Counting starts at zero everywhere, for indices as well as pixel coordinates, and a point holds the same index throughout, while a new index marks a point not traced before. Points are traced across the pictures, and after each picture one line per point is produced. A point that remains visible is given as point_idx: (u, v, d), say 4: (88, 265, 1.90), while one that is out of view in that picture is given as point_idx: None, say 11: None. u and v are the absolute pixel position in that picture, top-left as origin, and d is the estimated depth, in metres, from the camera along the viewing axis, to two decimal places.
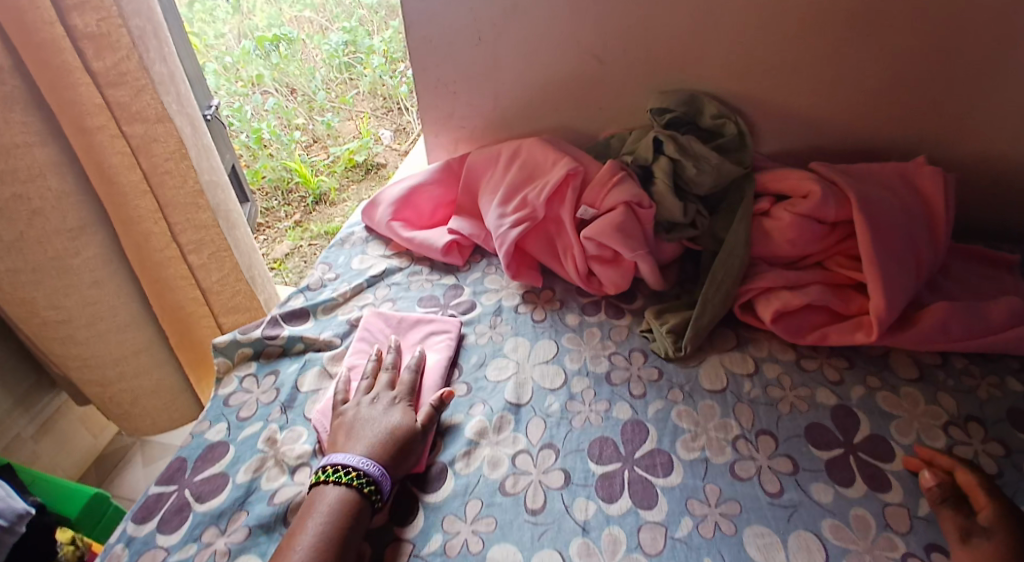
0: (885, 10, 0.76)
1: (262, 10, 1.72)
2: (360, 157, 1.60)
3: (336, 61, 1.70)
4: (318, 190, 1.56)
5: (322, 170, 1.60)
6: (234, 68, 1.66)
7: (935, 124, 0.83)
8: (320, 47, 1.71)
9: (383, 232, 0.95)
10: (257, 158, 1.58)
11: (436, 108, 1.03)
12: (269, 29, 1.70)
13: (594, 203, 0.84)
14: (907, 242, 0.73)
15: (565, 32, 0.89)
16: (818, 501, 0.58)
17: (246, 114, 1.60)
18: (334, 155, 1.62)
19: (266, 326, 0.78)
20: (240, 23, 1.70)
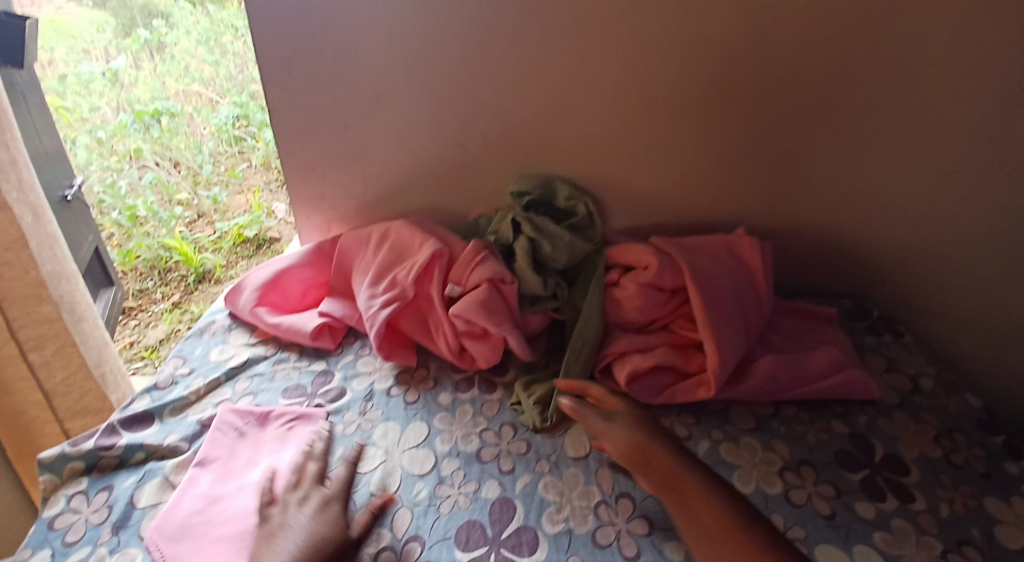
0: (707, 103, 0.87)
1: (144, 81, 1.55)
2: (249, 232, 1.53)
3: (224, 134, 1.61)
4: (201, 267, 1.49)
5: (206, 247, 1.53)
6: (108, 142, 1.54)
7: (760, 198, 0.94)
8: (208, 120, 1.60)
9: (248, 318, 0.92)
10: (130, 236, 1.52)
11: (306, 191, 1.02)
12: (151, 101, 1.55)
13: (460, 280, 0.85)
14: (734, 305, 0.83)
15: (431, 120, 0.93)
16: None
17: (120, 190, 1.54)
18: (219, 231, 1.54)
19: (100, 436, 0.73)
20: (119, 95, 1.55)
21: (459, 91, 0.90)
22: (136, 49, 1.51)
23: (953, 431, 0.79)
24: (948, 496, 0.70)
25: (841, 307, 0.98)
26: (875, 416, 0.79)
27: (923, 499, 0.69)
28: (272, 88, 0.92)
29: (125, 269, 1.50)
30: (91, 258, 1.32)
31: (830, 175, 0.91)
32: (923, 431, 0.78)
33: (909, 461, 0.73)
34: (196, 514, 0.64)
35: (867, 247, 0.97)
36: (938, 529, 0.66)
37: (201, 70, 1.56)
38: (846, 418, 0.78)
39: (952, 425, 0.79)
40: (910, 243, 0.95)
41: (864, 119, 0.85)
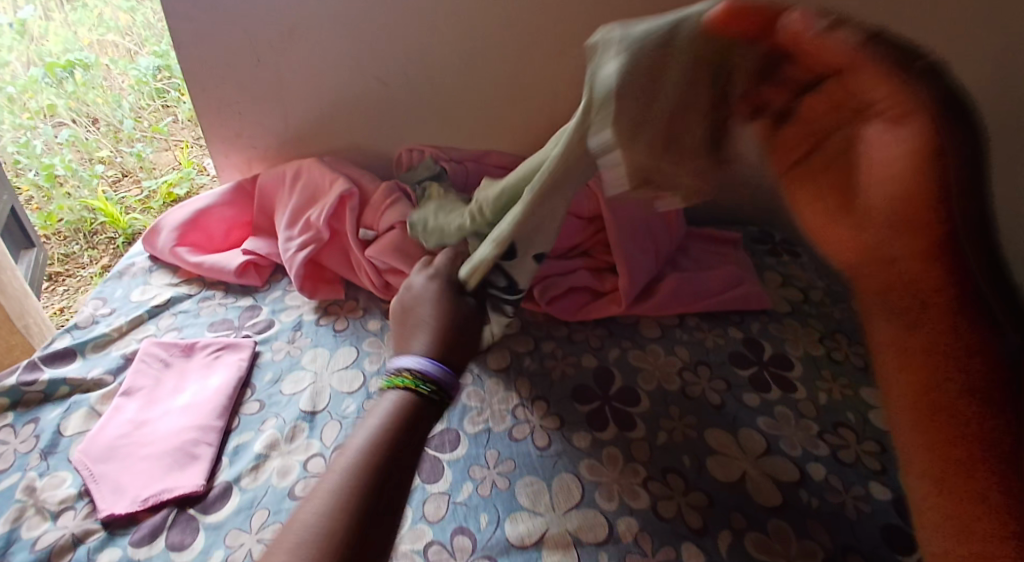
0: None
1: (54, 32, 1.49)
2: (180, 190, 1.42)
3: (144, 87, 1.49)
4: (130, 229, 1.38)
5: (134, 207, 1.41)
6: (19, 99, 1.44)
7: None
8: (126, 71, 1.49)
9: (168, 259, 0.92)
10: (51, 199, 1.39)
11: (223, 128, 1.00)
12: (62, 54, 1.47)
13: (373, 225, 0.88)
14: (647, 231, 0.88)
15: (347, 54, 0.91)
16: (581, 450, 0.67)
17: (34, 149, 1.41)
18: (148, 190, 1.42)
19: (22, 372, 0.74)
20: (30, 49, 1.47)
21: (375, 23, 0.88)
22: None
23: (837, 332, 0.87)
24: (827, 387, 0.78)
25: (746, 233, 1.05)
26: (767, 322, 0.87)
27: (804, 389, 0.78)
28: (177, 21, 0.89)
29: (47, 233, 1.39)
30: (8, 218, 1.23)
31: None
32: (809, 333, 0.86)
33: (795, 359, 0.82)
34: (123, 437, 0.67)
35: None
36: (816, 413, 0.75)
37: (117, 19, 1.50)
38: (742, 325, 0.86)
39: (837, 327, 0.88)
40: None
41: None
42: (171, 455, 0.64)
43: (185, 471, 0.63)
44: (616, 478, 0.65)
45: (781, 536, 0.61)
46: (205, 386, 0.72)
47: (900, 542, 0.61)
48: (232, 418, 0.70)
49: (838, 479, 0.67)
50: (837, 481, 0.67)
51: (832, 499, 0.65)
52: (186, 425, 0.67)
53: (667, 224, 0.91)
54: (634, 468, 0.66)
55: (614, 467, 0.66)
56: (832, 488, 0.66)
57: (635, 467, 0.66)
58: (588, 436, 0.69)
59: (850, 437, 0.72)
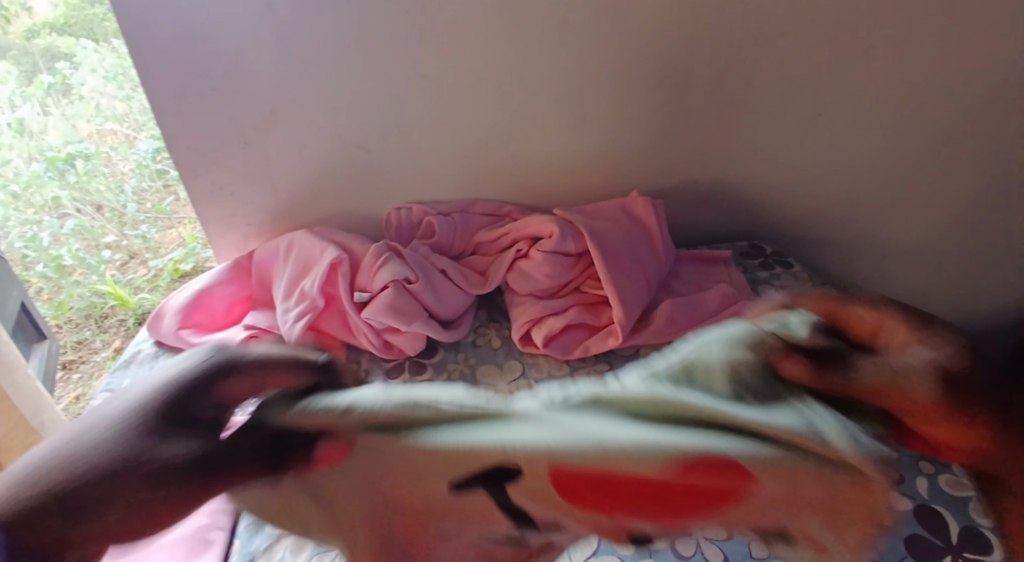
0: (592, 83, 0.92)
1: (55, 127, 1.49)
2: (186, 265, 1.50)
3: (146, 169, 1.55)
4: (139, 309, 1.46)
5: (142, 287, 1.49)
6: (23, 196, 1.48)
7: (651, 166, 1.01)
8: (127, 156, 1.55)
9: (173, 342, 0.93)
10: (61, 288, 1.46)
11: (214, 210, 1.02)
12: (64, 147, 1.50)
13: (367, 286, 0.90)
14: (633, 260, 0.92)
15: (328, 127, 0.94)
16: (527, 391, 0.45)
17: (43, 243, 1.46)
18: (154, 269, 1.51)
19: None
20: (30, 146, 1.48)
21: (353, 98, 0.92)
22: (41, 96, 1.45)
23: None
24: None
25: (736, 250, 1.06)
26: None
27: None
28: (162, 116, 0.92)
29: (58, 322, 1.44)
30: (19, 312, 1.28)
31: (710, 136, 0.98)
32: None
33: None
34: None
35: (755, 189, 1.04)
36: None
37: (114, 108, 1.50)
38: None
39: None
40: (791, 182, 1.02)
41: (735, 77, 0.91)
42: (184, 543, 0.65)
43: None
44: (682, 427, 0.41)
45: None
46: None
47: (921, 549, 0.63)
48: None
49: None
50: None
51: None
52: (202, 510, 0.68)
53: (653, 250, 0.95)
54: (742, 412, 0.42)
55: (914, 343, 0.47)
56: None
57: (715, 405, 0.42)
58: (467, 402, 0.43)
59: None
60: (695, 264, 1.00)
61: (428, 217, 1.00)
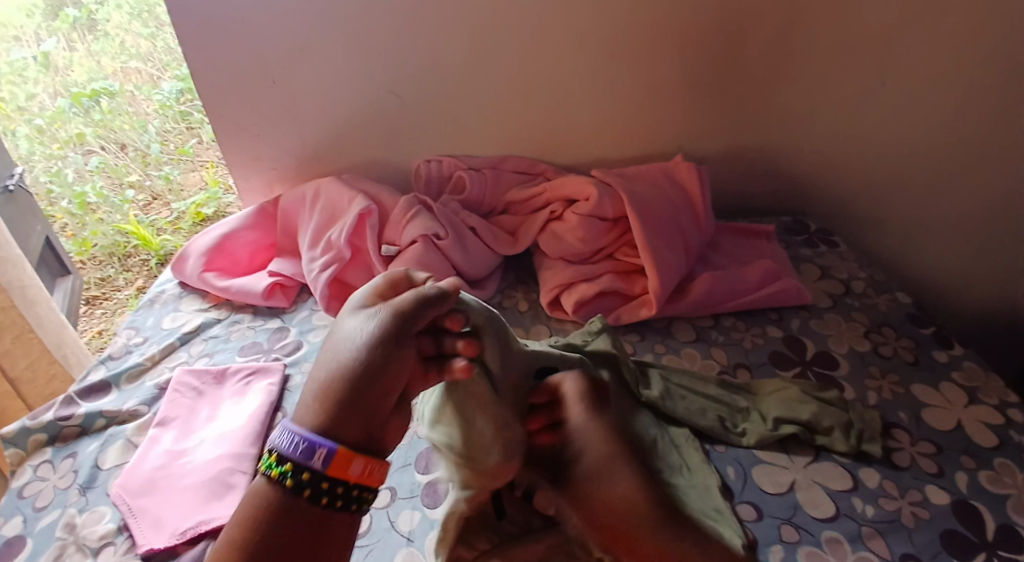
0: (637, 38, 0.87)
1: (80, 64, 1.54)
2: (207, 210, 1.46)
3: (170, 111, 1.55)
4: (162, 250, 1.43)
5: (165, 229, 1.46)
6: (49, 130, 1.49)
7: (694, 130, 0.96)
8: (150, 96, 1.54)
9: (197, 285, 0.92)
10: (84, 225, 1.46)
11: (242, 151, 1.00)
12: (88, 83, 1.52)
13: (395, 240, 0.87)
14: (674, 229, 0.88)
15: (360, 69, 0.91)
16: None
17: (67, 178, 1.47)
18: (177, 212, 1.47)
19: (58, 407, 0.76)
20: (56, 81, 1.52)
21: (386, 39, 0.87)
22: (68, 31, 1.54)
23: (882, 325, 0.84)
24: (876, 385, 0.76)
25: (779, 225, 1.02)
26: (807, 318, 0.85)
27: (851, 388, 0.75)
28: (188, 47, 0.89)
29: (83, 259, 1.45)
30: (43, 247, 1.28)
31: (760, 100, 0.92)
32: (852, 328, 0.83)
33: (838, 356, 0.79)
34: (159, 469, 0.68)
35: (805, 162, 0.99)
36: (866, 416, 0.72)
37: (139, 46, 1.55)
38: (781, 323, 0.84)
39: (880, 321, 0.85)
40: (841, 155, 0.97)
41: (792, 36, 0.86)
42: (202, 488, 0.65)
43: (221, 503, 0.64)
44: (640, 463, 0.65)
45: (836, 549, 0.59)
46: (238, 412, 0.73)
47: (957, 545, 0.59)
48: (264, 443, 0.70)
49: (893, 484, 0.65)
50: (892, 486, 0.65)
51: (888, 508, 0.62)
52: (222, 455, 0.68)
53: (695, 220, 0.91)
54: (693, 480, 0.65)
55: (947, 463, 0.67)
56: (887, 494, 0.64)
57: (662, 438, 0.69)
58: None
59: (905, 439, 0.70)
60: (735, 237, 0.97)
61: (459, 171, 0.97)
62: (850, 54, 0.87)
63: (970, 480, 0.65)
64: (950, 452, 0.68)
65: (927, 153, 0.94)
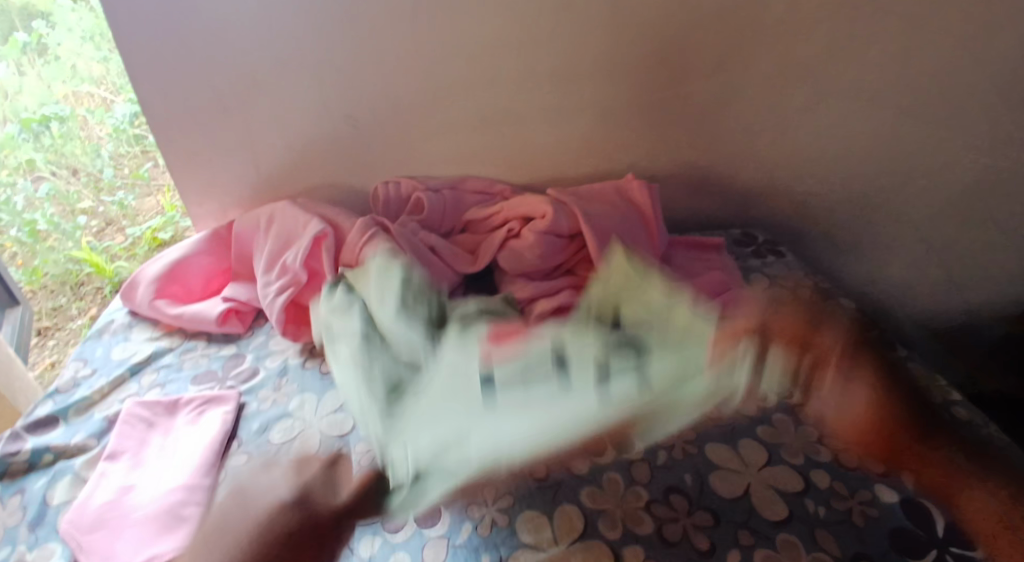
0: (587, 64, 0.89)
1: (30, 87, 1.41)
2: (165, 234, 1.46)
3: (123, 134, 1.50)
4: (116, 277, 1.42)
5: (119, 255, 1.45)
6: None
7: (646, 147, 0.99)
8: (103, 120, 1.48)
9: (148, 313, 0.90)
10: (34, 255, 1.40)
11: (194, 176, 0.98)
12: (39, 108, 1.43)
13: (353, 264, 0.87)
14: (628, 245, 0.90)
15: (313, 95, 0.90)
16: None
17: (16, 205, 1.40)
18: (132, 236, 1.47)
19: (5, 442, 0.73)
20: (3, 106, 1.40)
21: (339, 67, 0.88)
22: (16, 55, 1.36)
23: (828, 331, 0.87)
24: None
25: (729, 237, 1.05)
26: None
27: None
28: (137, 75, 0.87)
29: (32, 288, 1.40)
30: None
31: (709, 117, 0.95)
32: None
33: None
34: (110, 503, 0.65)
35: (752, 178, 1.02)
36: (814, 419, 0.75)
37: (90, 69, 1.41)
38: None
39: (826, 327, 0.88)
40: (784, 170, 1.01)
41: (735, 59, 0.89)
42: (157, 521, 0.63)
43: (176, 536, 0.62)
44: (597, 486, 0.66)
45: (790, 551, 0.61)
46: (192, 442, 0.71)
47: (903, 543, 0.62)
48: (220, 473, 0.69)
49: (842, 486, 0.67)
50: (841, 487, 0.67)
51: (837, 508, 0.65)
52: (177, 486, 0.66)
53: (648, 235, 0.93)
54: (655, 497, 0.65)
55: None
56: (836, 496, 0.66)
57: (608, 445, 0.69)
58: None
59: None
60: (688, 251, 0.99)
61: (417, 192, 0.97)
62: (787, 77, 0.91)
63: None
64: None
65: (865, 168, 0.98)
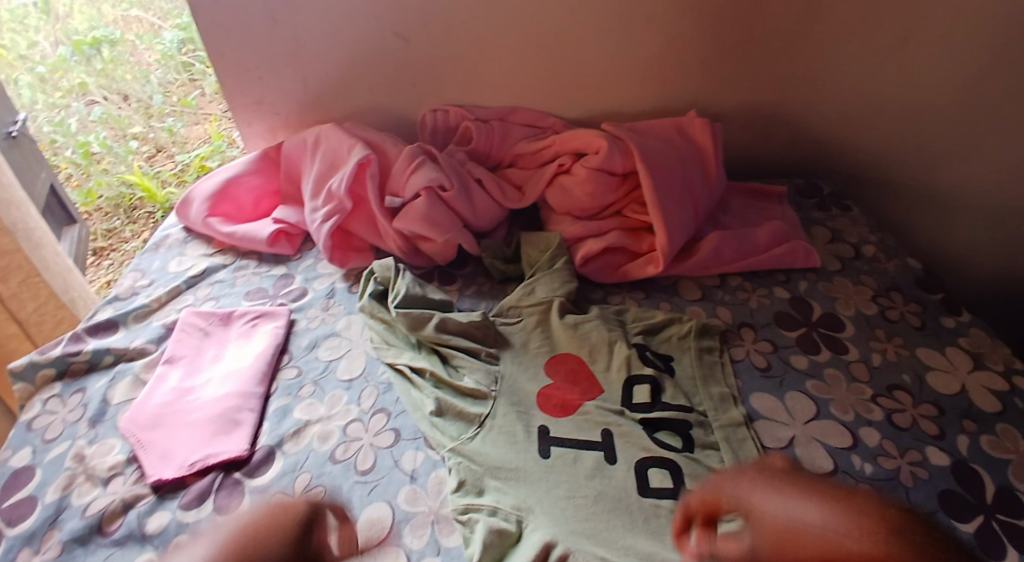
0: None
1: (80, 11, 1.58)
2: (212, 161, 1.44)
3: (172, 62, 1.55)
4: (167, 202, 1.41)
5: (170, 181, 1.45)
6: (51, 79, 1.48)
7: (707, 82, 0.94)
8: (152, 46, 1.56)
9: (201, 230, 0.92)
10: (89, 176, 1.44)
11: (246, 95, 0.98)
12: (88, 31, 1.54)
13: (399, 192, 0.86)
14: (684, 187, 0.87)
15: (365, 10, 0.88)
16: (565, 346, 0.73)
17: (70, 127, 1.46)
18: (181, 164, 1.46)
19: (67, 343, 0.76)
20: (58, 29, 1.54)
21: None
22: None
23: (891, 289, 0.83)
24: (880, 347, 0.76)
25: (792, 187, 1.01)
26: (815, 280, 0.84)
27: (855, 350, 0.75)
28: None
29: (88, 210, 1.42)
30: (48, 195, 1.26)
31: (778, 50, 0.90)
32: (860, 291, 0.83)
33: (844, 318, 0.79)
34: (168, 405, 0.68)
35: (818, 122, 0.97)
36: (869, 376, 0.72)
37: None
38: (788, 284, 0.83)
39: (889, 285, 0.84)
40: (853, 115, 0.95)
41: None
42: (211, 422, 0.66)
43: (229, 438, 0.64)
44: (633, 417, 0.65)
45: None
46: (244, 353, 0.73)
47: (954, 504, 0.60)
48: (271, 384, 0.71)
49: (893, 444, 0.65)
50: (892, 446, 0.65)
51: (886, 466, 0.63)
52: (229, 392, 0.68)
53: (706, 178, 0.90)
54: (691, 432, 0.64)
55: (946, 425, 0.67)
56: (886, 453, 0.64)
57: (648, 386, 0.68)
58: (519, 349, 0.73)
59: (906, 400, 0.70)
60: (746, 198, 0.96)
61: (465, 122, 0.95)
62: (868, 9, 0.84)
63: (970, 442, 0.65)
64: (951, 414, 0.68)
65: None
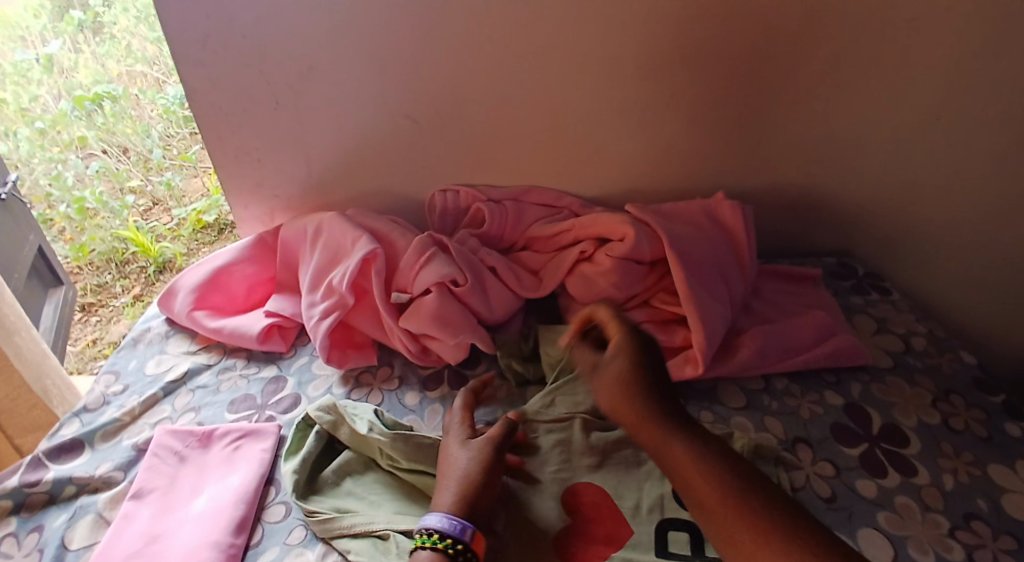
0: (678, 65, 0.78)
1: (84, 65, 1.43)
2: (209, 217, 1.38)
3: (173, 116, 1.45)
4: (160, 257, 1.34)
5: (165, 236, 1.37)
6: (49, 133, 1.39)
7: (739, 161, 0.87)
8: (154, 100, 1.44)
9: (186, 324, 0.83)
10: (83, 230, 1.36)
11: (243, 176, 0.90)
12: (93, 85, 1.42)
13: (406, 287, 0.78)
14: (717, 277, 0.79)
15: (372, 90, 0.82)
16: (593, 474, 0.63)
17: (67, 181, 1.37)
18: (177, 218, 1.39)
19: (24, 470, 0.67)
20: (58, 82, 1.41)
21: (401, 60, 0.79)
22: (73, 33, 1.41)
23: (950, 392, 0.75)
24: (951, 466, 0.66)
25: (824, 267, 0.93)
26: (869, 382, 0.75)
27: (924, 470, 0.66)
28: (186, 66, 0.80)
29: (80, 264, 1.35)
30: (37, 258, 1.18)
31: (816, 129, 0.83)
32: (918, 394, 0.74)
33: (906, 430, 0.70)
34: (132, 557, 0.58)
35: (856, 201, 0.90)
36: (944, 504, 0.63)
37: (145, 50, 1.43)
38: (840, 386, 0.75)
39: (948, 387, 0.75)
40: (896, 194, 0.88)
41: (853, 64, 0.77)
42: None
43: None
44: None
45: None
46: (224, 488, 0.63)
47: None
48: (254, 530, 0.61)
49: None
50: None
51: None
52: (203, 542, 0.58)
53: (738, 265, 0.82)
54: None
55: None
56: None
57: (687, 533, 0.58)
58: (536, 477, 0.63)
59: (985, 532, 0.60)
60: (781, 283, 0.88)
61: (477, 203, 0.88)
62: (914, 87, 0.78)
63: None
64: None
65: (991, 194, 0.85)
